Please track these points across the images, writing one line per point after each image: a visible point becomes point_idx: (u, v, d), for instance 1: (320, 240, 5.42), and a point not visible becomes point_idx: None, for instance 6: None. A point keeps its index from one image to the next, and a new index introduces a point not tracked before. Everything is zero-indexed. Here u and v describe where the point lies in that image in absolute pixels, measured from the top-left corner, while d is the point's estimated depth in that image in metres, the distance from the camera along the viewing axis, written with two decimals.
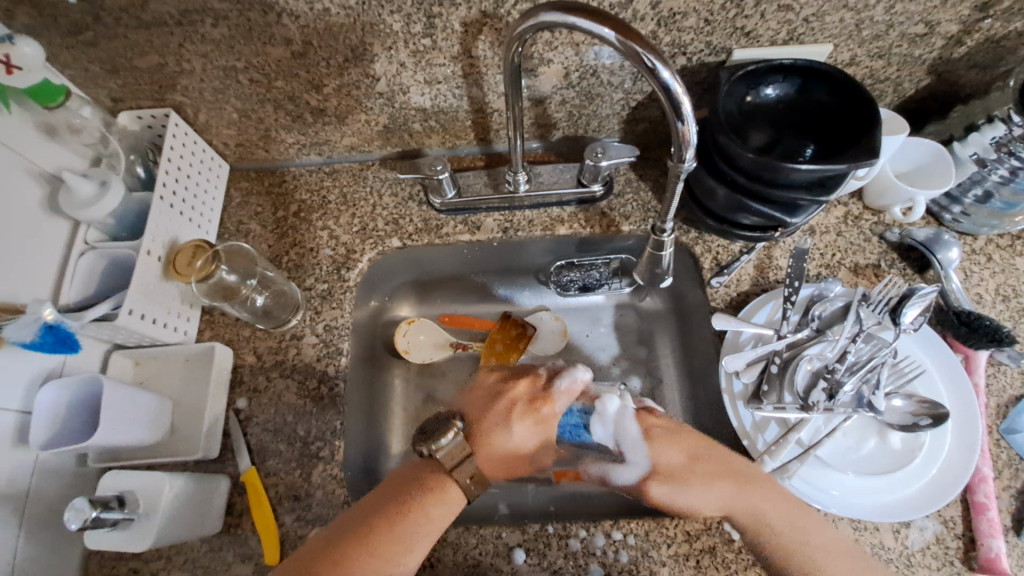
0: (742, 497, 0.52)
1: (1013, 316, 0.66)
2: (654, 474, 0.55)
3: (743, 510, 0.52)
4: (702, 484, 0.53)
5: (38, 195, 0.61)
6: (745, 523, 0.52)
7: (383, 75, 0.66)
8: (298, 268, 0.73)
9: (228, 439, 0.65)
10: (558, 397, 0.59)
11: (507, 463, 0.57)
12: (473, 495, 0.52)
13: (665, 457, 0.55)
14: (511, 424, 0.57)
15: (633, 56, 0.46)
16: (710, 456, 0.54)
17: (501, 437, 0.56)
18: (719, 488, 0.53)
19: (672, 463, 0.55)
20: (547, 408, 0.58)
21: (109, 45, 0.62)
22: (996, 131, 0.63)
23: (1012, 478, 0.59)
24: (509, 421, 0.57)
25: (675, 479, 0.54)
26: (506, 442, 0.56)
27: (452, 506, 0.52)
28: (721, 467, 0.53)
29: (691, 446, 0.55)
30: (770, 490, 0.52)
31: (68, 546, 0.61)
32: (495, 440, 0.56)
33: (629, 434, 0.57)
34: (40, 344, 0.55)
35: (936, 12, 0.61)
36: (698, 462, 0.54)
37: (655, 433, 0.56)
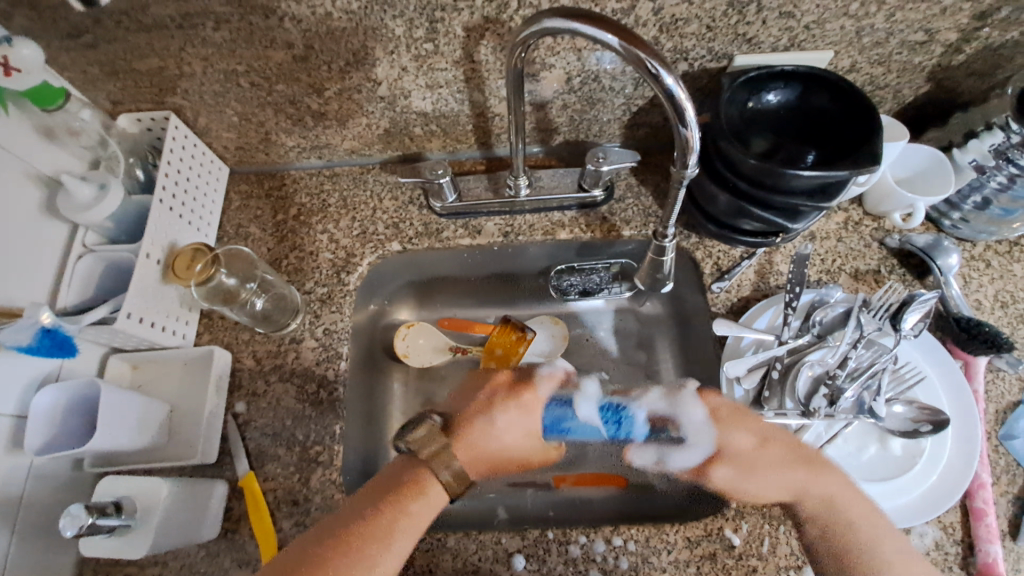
0: (826, 485, 0.52)
1: (1011, 323, 0.66)
2: (724, 456, 0.55)
3: (818, 495, 0.52)
4: (819, 470, 0.53)
5: (36, 197, 0.61)
6: (815, 512, 0.52)
7: (385, 80, 0.66)
8: (298, 271, 0.73)
9: (226, 443, 0.65)
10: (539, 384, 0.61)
11: (483, 452, 0.54)
12: (456, 492, 0.52)
13: (737, 439, 0.56)
14: (492, 412, 0.56)
15: (636, 63, 0.46)
16: (779, 443, 0.56)
17: (480, 425, 0.55)
18: (791, 473, 0.53)
19: (742, 449, 0.55)
20: (528, 393, 0.59)
21: (109, 48, 0.61)
22: (995, 139, 0.63)
23: (1010, 484, 0.59)
24: (491, 409, 0.56)
25: (743, 463, 0.55)
26: (485, 433, 0.55)
27: (433, 505, 0.51)
28: (791, 454, 0.55)
29: (767, 431, 0.56)
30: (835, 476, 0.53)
31: (63, 552, 0.60)
32: (474, 430, 0.55)
33: (693, 416, 0.58)
34: (37, 347, 0.54)
35: (936, 20, 0.61)
36: (771, 444, 0.55)
37: (721, 415, 0.57)
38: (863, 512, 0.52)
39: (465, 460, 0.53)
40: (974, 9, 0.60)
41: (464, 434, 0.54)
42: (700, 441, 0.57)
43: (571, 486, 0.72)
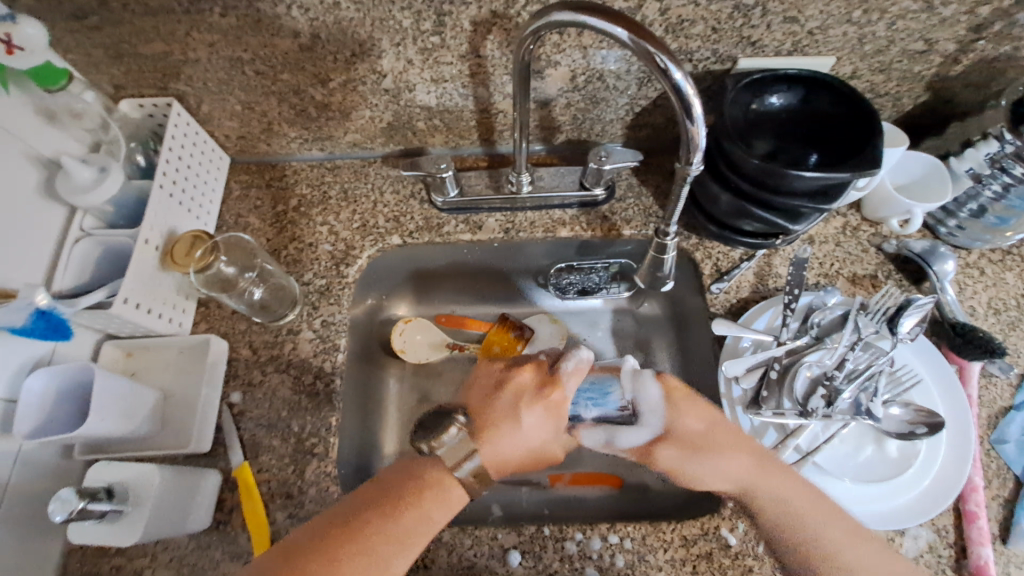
0: (763, 479, 0.51)
1: (1005, 329, 0.67)
2: (669, 436, 0.53)
3: (757, 493, 0.51)
4: (731, 455, 0.52)
5: (34, 179, 0.60)
6: (766, 507, 0.51)
7: (390, 72, 0.66)
8: (296, 262, 0.72)
9: (220, 433, 0.64)
10: (565, 380, 0.55)
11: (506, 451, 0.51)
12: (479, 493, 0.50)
13: (688, 421, 0.54)
14: (517, 416, 0.52)
15: (645, 55, 0.46)
16: (724, 430, 0.54)
17: (506, 426, 0.51)
18: (736, 461, 0.52)
19: (688, 429, 0.54)
20: (557, 393, 0.54)
21: (114, 31, 0.61)
22: (990, 148, 0.64)
23: (1001, 488, 0.60)
24: (517, 413, 0.52)
25: (684, 443, 0.53)
26: (513, 435, 0.51)
27: (452, 505, 0.49)
28: (738, 440, 0.53)
29: (710, 420, 0.54)
30: (785, 479, 0.51)
31: (49, 541, 0.59)
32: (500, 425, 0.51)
33: (648, 395, 0.55)
34: (31, 329, 0.54)
35: (936, 30, 0.62)
36: (717, 436, 0.53)
37: (676, 397, 0.55)
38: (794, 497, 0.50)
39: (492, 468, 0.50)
40: (972, 20, 0.61)
41: (489, 435, 0.51)
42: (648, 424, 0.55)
43: (568, 484, 0.72)
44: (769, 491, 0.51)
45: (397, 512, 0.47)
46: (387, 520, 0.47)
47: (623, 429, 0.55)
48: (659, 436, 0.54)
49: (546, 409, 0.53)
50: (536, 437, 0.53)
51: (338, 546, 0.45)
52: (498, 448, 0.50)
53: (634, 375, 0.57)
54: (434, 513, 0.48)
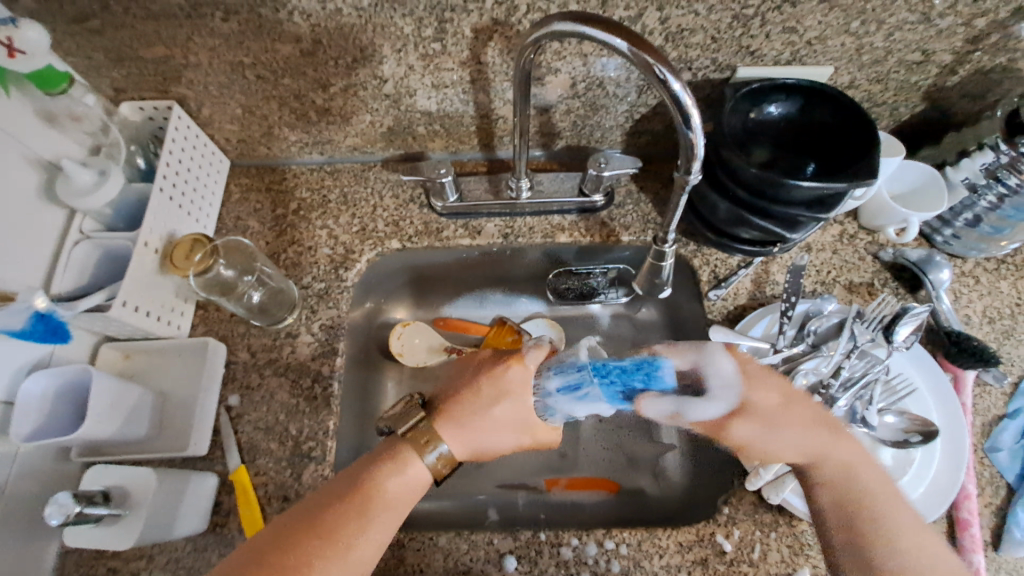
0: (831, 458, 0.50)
1: (999, 338, 0.67)
2: (745, 411, 0.51)
3: (835, 461, 0.50)
4: (845, 440, 0.51)
5: (34, 181, 0.60)
6: (833, 476, 0.50)
7: (391, 77, 0.66)
8: (296, 265, 0.72)
9: (218, 436, 0.64)
10: (526, 353, 0.55)
11: (471, 429, 0.53)
12: (440, 473, 0.52)
13: (764, 396, 0.51)
14: (480, 391, 0.54)
15: (645, 66, 0.47)
16: (801, 403, 0.53)
17: (468, 404, 0.53)
18: (816, 432, 0.51)
19: (765, 404, 0.51)
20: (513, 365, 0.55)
21: (116, 35, 0.61)
22: (985, 158, 0.65)
23: (994, 496, 0.60)
24: (478, 390, 0.54)
25: (765, 419, 0.51)
26: (478, 413, 0.53)
27: (411, 480, 0.51)
28: (816, 415, 0.52)
29: (784, 393, 0.52)
30: (859, 447, 0.51)
31: (45, 543, 0.59)
32: (464, 410, 0.53)
33: (722, 370, 0.52)
34: (30, 332, 0.54)
35: (933, 41, 0.63)
36: (795, 406, 0.52)
37: (751, 370, 0.52)
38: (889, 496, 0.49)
39: (452, 444, 0.52)
40: (968, 32, 0.61)
41: (448, 415, 0.53)
42: (723, 398, 0.51)
43: (563, 489, 0.73)
44: (841, 456, 0.50)
45: (352, 497, 0.48)
46: (346, 507, 0.48)
47: (694, 403, 0.51)
48: (728, 412, 0.51)
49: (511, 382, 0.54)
50: (507, 415, 0.53)
51: (305, 536, 0.46)
52: (456, 422, 0.53)
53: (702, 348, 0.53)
54: (395, 494, 0.50)
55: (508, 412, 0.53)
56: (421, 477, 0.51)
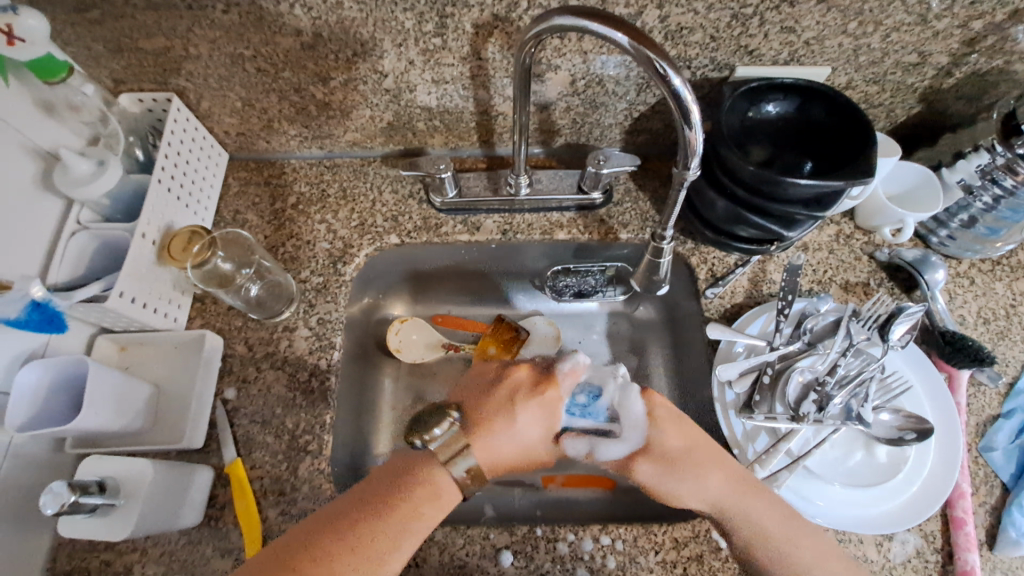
0: (779, 518, 0.51)
1: (993, 338, 0.68)
2: (646, 451, 0.53)
3: (737, 515, 0.51)
4: (707, 474, 0.52)
5: (32, 170, 0.60)
6: (740, 528, 0.51)
7: (391, 72, 0.66)
8: (294, 259, 0.72)
9: (213, 429, 0.64)
10: (563, 378, 0.56)
11: (495, 446, 0.51)
12: (469, 489, 0.51)
13: (668, 439, 0.53)
14: (511, 413, 0.53)
15: (645, 62, 0.47)
16: (708, 453, 0.53)
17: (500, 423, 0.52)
18: (714, 485, 0.52)
19: (671, 449, 0.52)
20: (551, 390, 0.55)
21: (116, 25, 0.61)
22: (980, 159, 0.66)
23: (988, 495, 0.61)
24: (512, 410, 0.53)
25: (669, 462, 0.52)
26: (507, 430, 0.52)
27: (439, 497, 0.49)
28: (725, 468, 0.53)
29: (693, 438, 0.53)
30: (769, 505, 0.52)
31: (37, 535, 0.58)
32: (497, 433, 0.52)
33: (632, 412, 0.54)
34: (26, 321, 0.54)
35: (930, 43, 0.63)
36: (699, 454, 0.52)
37: (659, 413, 0.54)
38: (757, 516, 0.51)
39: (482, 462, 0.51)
40: (965, 34, 0.62)
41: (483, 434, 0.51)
42: (628, 437, 0.53)
43: (560, 485, 0.73)
44: (747, 510, 0.51)
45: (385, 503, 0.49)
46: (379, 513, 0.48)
47: (604, 443, 0.53)
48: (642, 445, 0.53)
49: (545, 401, 0.54)
50: (529, 435, 0.53)
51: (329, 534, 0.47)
52: (489, 439, 0.51)
53: (622, 388, 0.55)
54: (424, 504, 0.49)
55: (531, 429, 0.53)
56: (450, 493, 0.50)
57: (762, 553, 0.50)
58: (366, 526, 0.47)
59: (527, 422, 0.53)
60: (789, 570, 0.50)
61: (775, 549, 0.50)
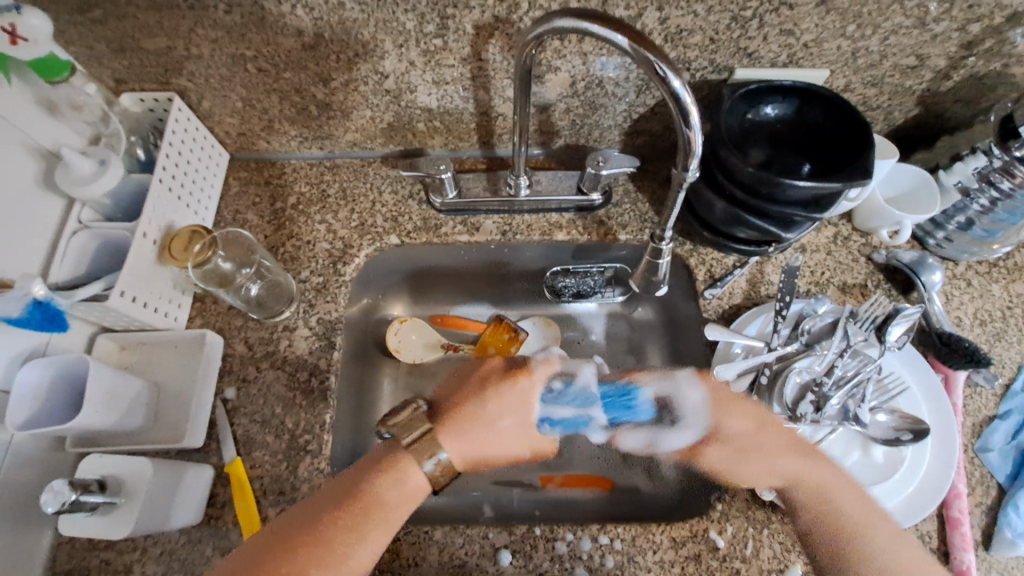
0: (802, 466, 0.56)
1: (990, 340, 0.68)
2: (713, 436, 0.61)
3: (810, 483, 0.55)
4: (782, 455, 0.57)
5: (34, 170, 0.60)
6: (807, 497, 0.54)
7: (392, 73, 0.66)
8: (294, 259, 0.73)
9: (213, 429, 0.64)
10: (530, 368, 0.63)
11: (469, 435, 0.55)
12: (439, 482, 0.53)
13: (733, 423, 0.61)
14: (482, 401, 0.58)
15: (645, 64, 0.47)
16: (780, 432, 0.59)
17: (472, 413, 0.57)
18: (788, 460, 0.56)
19: (736, 431, 0.60)
20: (523, 378, 0.62)
21: (118, 25, 0.61)
22: (978, 162, 0.66)
23: (984, 495, 0.61)
24: (484, 398, 0.58)
25: (736, 444, 0.59)
26: (479, 419, 0.57)
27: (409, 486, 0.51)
28: (787, 442, 0.58)
29: (754, 419, 0.60)
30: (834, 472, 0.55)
31: (37, 534, 0.58)
32: (471, 424, 0.56)
33: (691, 402, 0.63)
34: (27, 320, 0.54)
35: (928, 46, 0.64)
36: (762, 435, 0.59)
37: (719, 396, 0.63)
38: (847, 493, 0.54)
39: (453, 454, 0.54)
40: (962, 37, 0.63)
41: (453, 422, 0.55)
42: (692, 426, 0.62)
43: (558, 485, 0.73)
44: (815, 478, 0.55)
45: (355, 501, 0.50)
46: (352, 510, 0.49)
47: (664, 435, 0.63)
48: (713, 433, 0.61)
49: (508, 396, 0.60)
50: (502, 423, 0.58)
51: (306, 536, 0.48)
52: (462, 430, 0.55)
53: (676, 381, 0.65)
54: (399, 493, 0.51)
55: (505, 418, 0.59)
56: (420, 488, 0.52)
57: (836, 523, 0.52)
58: (339, 524, 0.48)
59: (493, 415, 0.58)
60: (861, 542, 0.51)
61: (837, 513, 0.53)
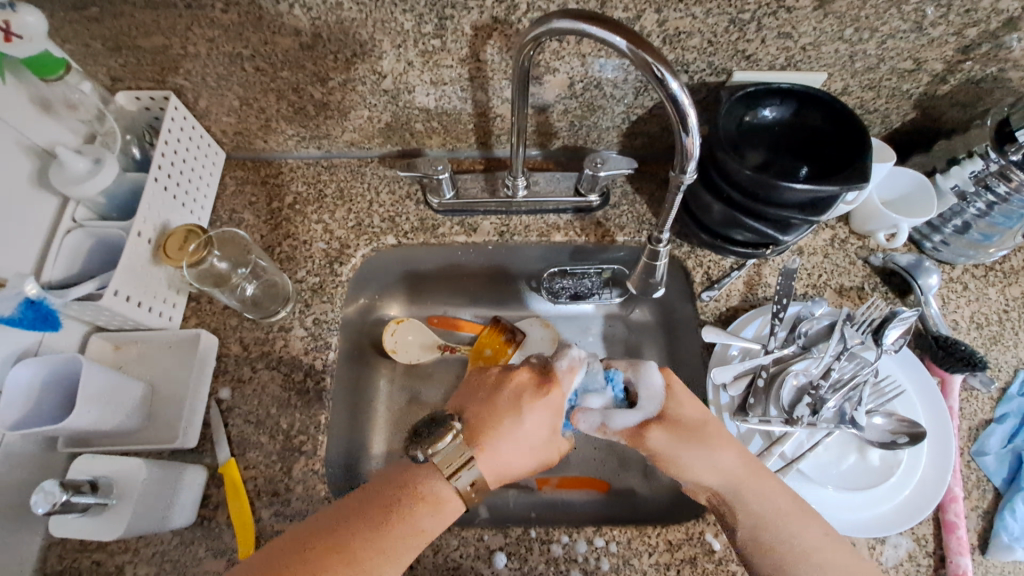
0: (746, 472, 0.52)
1: (986, 343, 0.68)
2: (664, 421, 0.53)
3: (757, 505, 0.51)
4: (722, 450, 0.52)
5: (28, 168, 0.60)
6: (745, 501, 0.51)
7: (390, 73, 0.66)
8: (290, 260, 0.72)
9: (207, 429, 0.63)
10: (563, 377, 0.56)
11: (506, 449, 0.51)
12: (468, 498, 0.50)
13: (685, 413, 0.54)
14: (516, 410, 0.53)
15: (643, 66, 0.47)
16: (722, 429, 0.54)
17: (506, 427, 0.52)
18: (725, 458, 0.52)
19: (687, 421, 0.54)
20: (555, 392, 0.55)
21: (114, 23, 0.61)
22: (975, 166, 0.66)
23: (980, 499, 0.61)
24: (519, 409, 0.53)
25: (684, 432, 0.53)
26: (513, 431, 0.52)
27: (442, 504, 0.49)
28: (732, 443, 0.54)
29: (706, 416, 0.55)
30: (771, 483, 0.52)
31: (28, 536, 0.58)
32: (503, 434, 0.52)
33: (650, 385, 0.55)
34: (20, 319, 0.54)
35: (925, 50, 0.64)
36: (713, 432, 0.53)
37: (675, 389, 0.55)
38: (763, 500, 0.51)
39: (485, 470, 0.51)
40: (959, 41, 0.63)
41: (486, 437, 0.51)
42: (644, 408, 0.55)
43: (554, 488, 0.72)
44: (755, 487, 0.51)
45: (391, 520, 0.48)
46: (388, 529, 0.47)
47: (618, 413, 0.55)
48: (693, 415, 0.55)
49: (538, 405, 0.54)
50: (536, 437, 0.53)
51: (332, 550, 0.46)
52: (493, 446, 0.51)
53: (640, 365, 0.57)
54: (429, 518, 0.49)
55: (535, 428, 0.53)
56: (454, 507, 0.50)
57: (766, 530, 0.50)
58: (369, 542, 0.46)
59: (524, 427, 0.52)
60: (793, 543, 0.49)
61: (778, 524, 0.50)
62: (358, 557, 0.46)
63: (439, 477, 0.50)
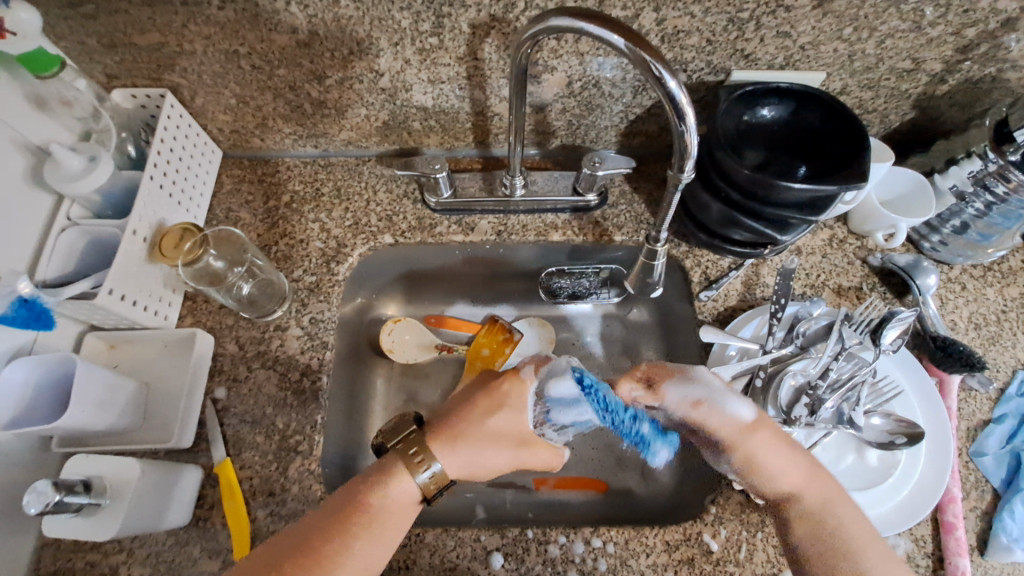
0: (814, 482, 0.52)
1: (984, 343, 0.68)
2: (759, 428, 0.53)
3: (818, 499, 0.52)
4: (794, 457, 0.53)
5: (22, 165, 0.59)
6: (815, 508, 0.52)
7: (387, 71, 0.66)
8: (287, 258, 0.72)
9: (203, 429, 0.63)
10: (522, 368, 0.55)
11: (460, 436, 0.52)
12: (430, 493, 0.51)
13: (768, 420, 0.54)
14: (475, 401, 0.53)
15: (641, 64, 0.47)
16: (796, 437, 0.55)
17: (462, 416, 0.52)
18: (801, 468, 0.53)
19: (771, 427, 0.54)
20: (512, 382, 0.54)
21: (109, 20, 0.60)
22: (973, 166, 0.67)
23: (978, 500, 0.61)
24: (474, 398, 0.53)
25: (776, 438, 0.53)
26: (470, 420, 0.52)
27: (396, 493, 0.50)
28: (803, 449, 0.54)
29: (782, 423, 0.55)
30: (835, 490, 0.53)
31: (22, 536, 0.57)
32: (459, 424, 0.52)
33: (722, 390, 0.54)
34: (13, 317, 0.53)
35: (924, 50, 0.64)
36: (786, 441, 0.54)
37: (752, 394, 0.55)
38: (840, 508, 0.52)
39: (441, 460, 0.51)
40: (958, 41, 0.63)
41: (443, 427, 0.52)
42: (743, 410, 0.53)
43: (552, 488, 0.72)
44: (822, 492, 0.52)
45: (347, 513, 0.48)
46: (343, 525, 0.48)
47: (677, 421, 0.53)
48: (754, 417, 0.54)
49: (504, 404, 0.52)
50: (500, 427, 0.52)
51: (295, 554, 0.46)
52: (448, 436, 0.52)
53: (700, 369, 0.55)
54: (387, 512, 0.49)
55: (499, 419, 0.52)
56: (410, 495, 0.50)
57: (834, 536, 0.50)
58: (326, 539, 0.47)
59: (486, 425, 0.52)
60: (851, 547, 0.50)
61: (840, 528, 0.51)
62: (318, 546, 0.47)
63: (394, 470, 0.51)
